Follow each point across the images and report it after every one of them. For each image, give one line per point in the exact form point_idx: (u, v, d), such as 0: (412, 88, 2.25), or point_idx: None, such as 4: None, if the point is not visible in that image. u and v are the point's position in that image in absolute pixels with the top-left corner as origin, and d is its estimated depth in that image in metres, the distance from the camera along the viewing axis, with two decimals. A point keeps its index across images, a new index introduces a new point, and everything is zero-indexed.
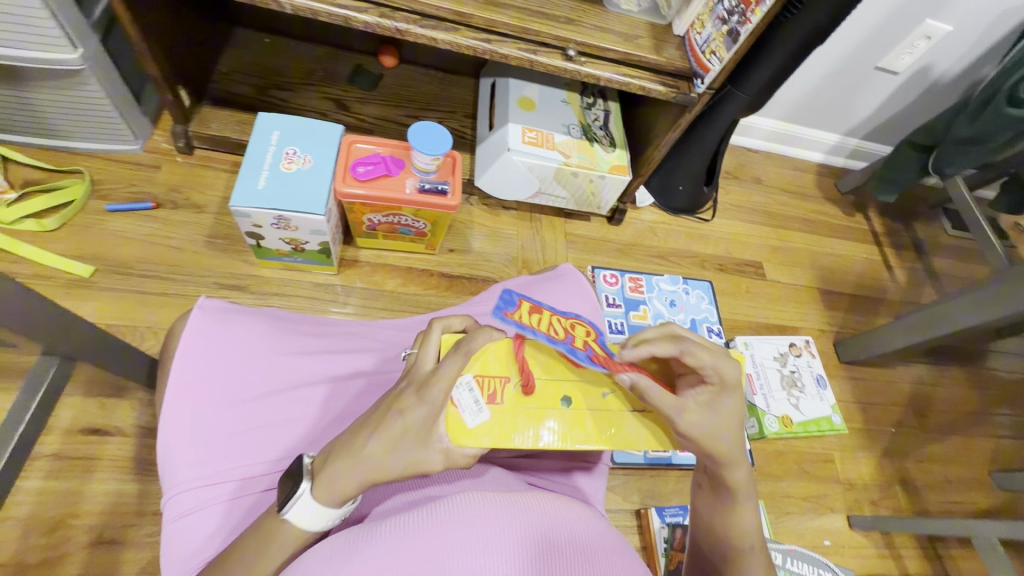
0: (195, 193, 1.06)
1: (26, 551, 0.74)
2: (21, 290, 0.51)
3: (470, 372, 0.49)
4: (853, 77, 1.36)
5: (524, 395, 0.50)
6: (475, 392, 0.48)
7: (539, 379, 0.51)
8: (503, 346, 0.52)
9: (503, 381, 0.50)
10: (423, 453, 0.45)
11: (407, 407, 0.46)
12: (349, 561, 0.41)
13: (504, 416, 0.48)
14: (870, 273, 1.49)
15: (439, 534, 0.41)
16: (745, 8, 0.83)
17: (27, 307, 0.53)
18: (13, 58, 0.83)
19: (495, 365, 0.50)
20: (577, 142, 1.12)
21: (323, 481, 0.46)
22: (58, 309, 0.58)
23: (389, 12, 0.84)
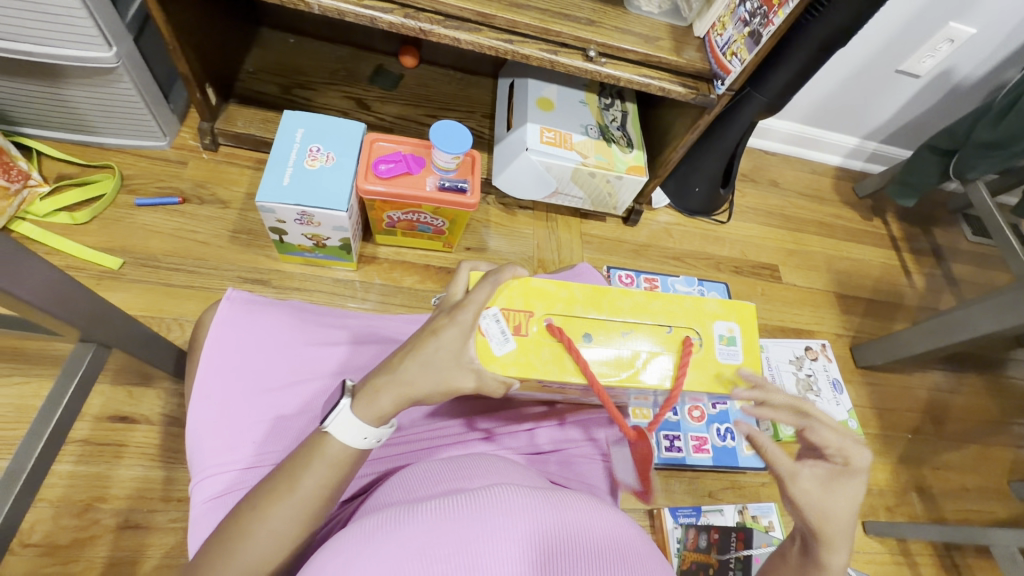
0: (220, 189, 1.09)
1: (58, 532, 0.76)
2: (62, 277, 0.53)
3: (496, 305, 0.51)
4: (874, 80, 1.35)
5: (547, 331, 0.51)
6: (501, 323, 0.50)
7: (561, 318, 0.52)
8: (525, 284, 0.53)
9: (526, 316, 0.51)
10: (455, 371, 0.47)
11: (439, 327, 0.48)
12: (386, 538, 0.41)
13: (527, 347, 0.50)
14: (888, 278, 1.48)
15: (477, 521, 0.41)
16: (767, 10, 0.83)
17: (67, 293, 0.55)
18: (52, 55, 0.86)
19: (519, 300, 0.52)
20: (594, 142, 1.12)
21: (363, 397, 0.48)
22: (95, 297, 0.60)
23: (413, 12, 0.85)
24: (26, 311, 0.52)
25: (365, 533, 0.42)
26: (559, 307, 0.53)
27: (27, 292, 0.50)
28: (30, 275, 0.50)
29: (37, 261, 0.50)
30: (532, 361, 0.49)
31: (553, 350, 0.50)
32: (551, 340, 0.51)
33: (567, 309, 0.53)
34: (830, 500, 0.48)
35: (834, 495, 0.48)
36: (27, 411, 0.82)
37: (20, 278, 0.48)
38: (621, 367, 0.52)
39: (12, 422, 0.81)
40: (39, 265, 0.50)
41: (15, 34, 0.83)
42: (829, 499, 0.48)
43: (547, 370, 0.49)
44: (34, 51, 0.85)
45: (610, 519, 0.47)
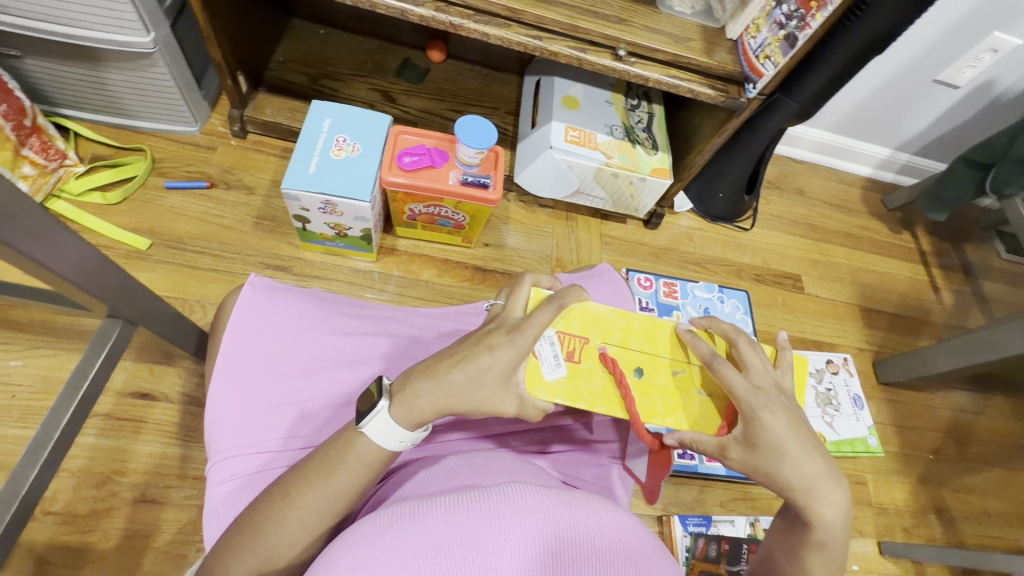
0: (246, 175, 1.11)
1: (78, 502, 0.78)
2: (94, 254, 0.55)
3: (555, 329, 0.56)
4: (910, 90, 1.31)
5: (600, 359, 0.56)
6: (556, 348, 0.54)
7: (615, 347, 0.57)
8: (585, 310, 0.58)
9: (582, 342, 0.56)
10: (502, 395, 0.48)
11: (496, 344, 0.48)
12: (402, 530, 0.40)
13: (578, 373, 0.54)
14: (915, 294, 1.44)
15: (492, 517, 0.41)
16: (804, 13, 0.82)
17: (97, 270, 0.56)
18: (92, 39, 0.89)
19: (577, 326, 0.57)
20: (619, 143, 1.11)
21: (405, 399, 0.48)
22: (124, 275, 0.61)
23: (444, 6, 0.86)
24: (59, 284, 0.54)
25: (378, 525, 0.41)
26: (614, 336, 0.58)
27: (60, 265, 0.51)
28: (65, 249, 0.51)
29: (72, 236, 0.52)
30: (580, 389, 0.54)
31: (602, 381, 0.55)
32: (600, 369, 0.55)
33: (618, 340, 0.58)
34: (764, 453, 0.51)
35: (762, 447, 0.51)
36: (54, 383, 0.84)
37: (55, 251, 0.50)
38: (661, 405, 0.56)
39: (40, 392, 0.83)
40: (73, 240, 0.52)
41: (58, 17, 0.86)
42: (761, 456, 0.51)
43: (594, 401, 0.54)
44: (76, 34, 0.88)
45: (625, 523, 0.47)
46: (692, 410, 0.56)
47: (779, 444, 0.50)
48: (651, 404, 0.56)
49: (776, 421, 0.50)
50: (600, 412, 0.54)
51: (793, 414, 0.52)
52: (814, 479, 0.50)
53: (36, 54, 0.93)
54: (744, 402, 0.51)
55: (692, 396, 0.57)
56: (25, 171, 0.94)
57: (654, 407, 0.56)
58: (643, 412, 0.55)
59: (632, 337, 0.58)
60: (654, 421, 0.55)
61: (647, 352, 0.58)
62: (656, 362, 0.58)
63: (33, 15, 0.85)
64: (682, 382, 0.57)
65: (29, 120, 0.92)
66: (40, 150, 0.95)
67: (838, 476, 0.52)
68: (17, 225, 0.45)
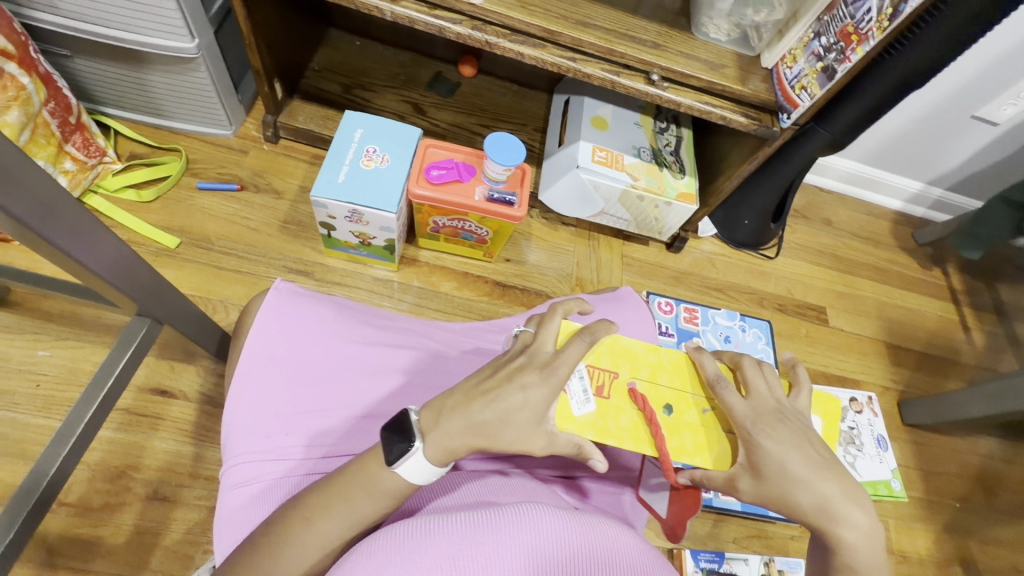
0: (276, 180, 1.13)
1: (92, 495, 0.79)
2: (130, 254, 0.56)
3: (585, 361, 0.55)
4: (946, 125, 1.29)
5: (629, 395, 0.55)
6: (585, 382, 0.53)
7: (644, 383, 0.56)
8: (614, 342, 0.57)
9: (611, 376, 0.55)
10: (532, 434, 0.47)
11: (527, 383, 0.47)
12: (419, 547, 0.39)
13: (607, 409, 0.53)
14: (944, 333, 1.40)
15: (510, 534, 0.40)
16: (844, 46, 0.80)
17: (130, 270, 0.57)
18: (140, 43, 0.92)
19: (606, 359, 0.56)
20: (646, 165, 1.11)
21: (435, 437, 0.47)
22: (155, 276, 0.62)
23: (481, 24, 0.87)
24: (93, 282, 0.55)
25: (397, 538, 0.40)
26: (644, 371, 0.57)
27: (96, 265, 0.52)
28: (103, 248, 0.52)
29: (109, 235, 0.53)
30: (609, 425, 0.53)
31: (631, 418, 0.54)
32: (629, 405, 0.54)
33: (647, 376, 0.57)
34: (772, 481, 0.50)
35: (769, 475, 0.50)
36: (78, 374, 0.86)
37: (92, 250, 0.51)
38: (691, 444, 0.54)
39: (64, 383, 0.85)
40: (110, 239, 0.53)
41: (109, 21, 0.89)
42: (770, 483, 0.50)
43: (622, 437, 0.52)
44: (126, 38, 0.91)
45: (640, 543, 0.46)
46: (722, 450, 0.54)
47: (784, 469, 0.49)
48: (680, 443, 0.54)
49: (776, 443, 0.50)
50: (628, 449, 0.53)
51: (797, 435, 0.51)
52: (828, 502, 0.49)
53: (84, 54, 0.96)
54: (744, 427, 0.52)
55: (722, 435, 0.55)
56: (66, 167, 0.96)
57: (684, 446, 0.54)
58: (672, 450, 0.54)
59: (661, 373, 0.57)
60: (684, 461, 0.54)
61: (676, 389, 0.57)
62: (686, 399, 0.56)
63: (85, 18, 0.89)
64: (711, 422, 0.56)
65: (74, 117, 0.95)
66: (81, 146, 0.98)
67: (856, 495, 0.50)
68: (59, 224, 0.46)
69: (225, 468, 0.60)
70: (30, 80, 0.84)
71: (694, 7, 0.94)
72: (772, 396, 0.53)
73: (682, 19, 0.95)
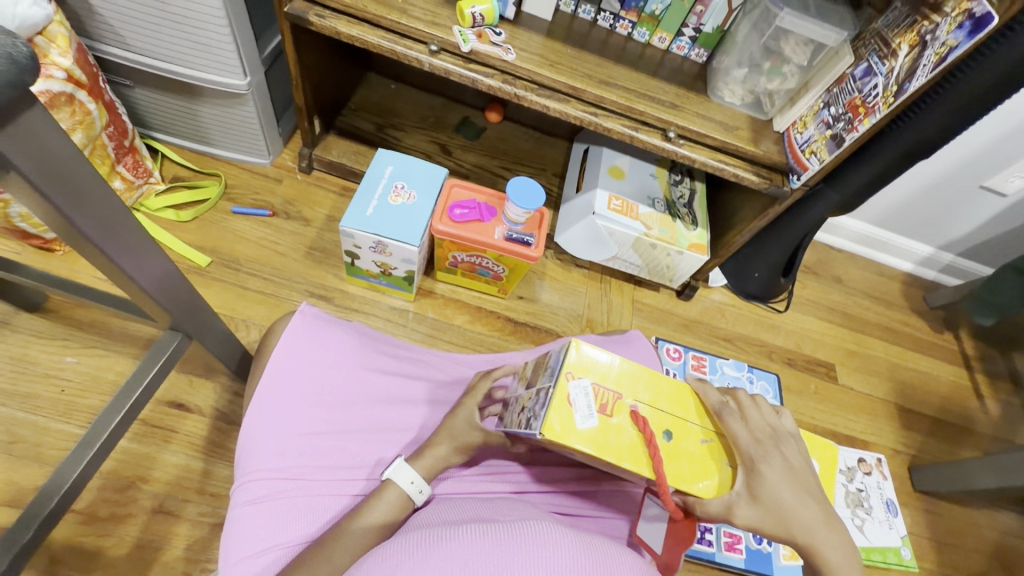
0: (306, 208, 1.19)
1: (100, 504, 0.80)
2: (173, 271, 0.60)
3: (589, 378, 0.55)
4: (955, 193, 1.32)
5: (631, 415, 0.55)
6: (589, 398, 0.53)
7: (647, 407, 0.56)
8: (619, 363, 0.57)
9: (614, 396, 0.55)
10: None
11: None
12: (428, 555, 0.41)
13: (609, 427, 0.54)
14: (957, 399, 1.38)
15: (516, 548, 0.42)
16: (852, 116, 0.85)
17: (171, 286, 0.61)
18: (198, 78, 1.00)
19: (611, 379, 0.56)
20: (660, 215, 1.15)
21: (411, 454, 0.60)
22: (192, 293, 0.66)
23: (511, 79, 0.93)
24: (137, 295, 0.58)
25: (409, 545, 0.43)
26: (647, 395, 0.57)
27: (143, 279, 0.56)
28: (151, 265, 0.56)
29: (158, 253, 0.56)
30: (609, 442, 0.53)
31: (631, 438, 0.54)
32: (631, 426, 0.54)
33: (649, 399, 0.57)
34: (770, 507, 0.53)
35: (767, 502, 0.53)
36: (100, 382, 0.89)
37: (142, 266, 0.55)
38: (688, 471, 0.55)
39: (86, 390, 0.87)
40: (159, 257, 0.56)
41: (172, 58, 0.97)
42: (767, 510, 0.53)
43: (622, 456, 0.52)
44: (185, 73, 0.99)
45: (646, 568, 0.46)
46: (719, 481, 0.55)
47: (778, 496, 0.53)
48: (679, 468, 0.54)
49: (775, 471, 0.54)
50: (626, 468, 0.53)
51: (788, 464, 0.56)
52: (803, 528, 0.54)
53: (144, 84, 1.04)
54: (745, 454, 0.55)
55: (726, 466, 0.56)
56: (116, 185, 1.03)
57: (680, 472, 0.54)
58: (670, 477, 0.54)
59: (663, 399, 0.57)
60: (681, 487, 0.54)
61: (676, 416, 0.57)
62: (685, 427, 0.57)
63: (151, 54, 0.97)
64: (707, 453, 0.56)
65: (129, 141, 1.02)
66: (132, 167, 1.05)
67: (834, 521, 0.56)
68: (119, 242, 0.50)
69: (236, 484, 0.61)
70: (100, 116, 0.92)
71: (711, 73, 1.01)
72: (769, 426, 0.58)
73: (699, 83, 1.01)
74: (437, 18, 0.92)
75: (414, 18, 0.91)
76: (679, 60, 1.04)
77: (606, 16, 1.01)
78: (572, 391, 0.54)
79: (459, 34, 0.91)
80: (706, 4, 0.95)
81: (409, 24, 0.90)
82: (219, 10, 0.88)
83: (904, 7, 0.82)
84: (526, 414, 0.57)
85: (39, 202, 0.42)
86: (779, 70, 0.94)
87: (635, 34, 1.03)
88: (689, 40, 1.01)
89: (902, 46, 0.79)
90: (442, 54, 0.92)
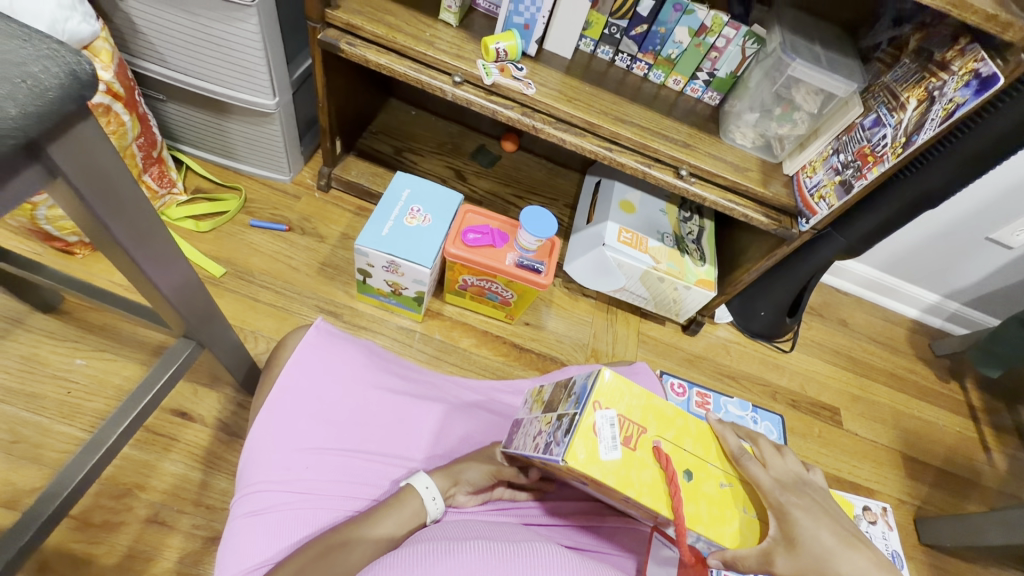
0: (321, 225, 1.21)
1: (94, 510, 0.79)
2: (195, 278, 0.61)
3: (615, 409, 0.55)
4: (961, 243, 1.34)
5: (653, 450, 0.55)
6: (614, 429, 0.54)
7: (670, 443, 0.56)
8: (645, 397, 0.58)
9: (639, 429, 0.55)
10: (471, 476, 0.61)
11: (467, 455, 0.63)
12: (439, 566, 0.43)
13: (632, 459, 0.54)
14: (964, 451, 1.36)
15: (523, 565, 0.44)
16: (860, 164, 0.87)
17: (190, 293, 0.62)
18: (230, 96, 1.04)
19: (638, 414, 0.56)
20: (669, 250, 1.17)
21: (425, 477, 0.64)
22: (209, 302, 0.67)
23: (530, 111, 0.97)
24: (157, 302, 0.60)
25: (420, 556, 0.44)
26: (670, 432, 0.57)
27: (165, 286, 0.57)
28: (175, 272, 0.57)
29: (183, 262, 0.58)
30: (631, 475, 0.53)
31: (652, 474, 0.54)
32: (653, 463, 0.54)
33: (673, 436, 0.57)
34: (809, 556, 0.51)
35: (803, 549, 0.51)
36: (106, 386, 0.89)
37: (166, 274, 0.56)
38: (706, 513, 0.55)
39: (91, 393, 0.88)
40: (183, 266, 0.58)
41: (206, 76, 1.01)
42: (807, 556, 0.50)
43: (641, 491, 0.53)
44: (218, 91, 1.03)
45: None
46: (733, 527, 0.55)
47: (817, 542, 0.51)
48: (696, 509, 0.54)
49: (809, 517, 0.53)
50: (645, 503, 0.53)
51: (822, 507, 0.55)
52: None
53: (176, 99, 1.08)
54: (772, 498, 0.55)
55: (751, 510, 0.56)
56: None
57: (697, 512, 0.54)
58: (688, 518, 0.53)
59: (684, 438, 0.57)
60: (697, 529, 0.54)
61: (697, 456, 0.57)
62: (704, 468, 0.57)
63: (187, 71, 1.01)
64: (726, 497, 0.56)
65: (156, 152, 1.04)
66: (157, 177, 1.08)
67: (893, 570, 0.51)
68: (149, 249, 0.52)
69: (237, 494, 0.61)
70: (133, 126, 0.95)
71: (723, 116, 1.04)
72: (791, 473, 0.58)
73: (711, 125, 1.04)
74: (462, 51, 0.96)
75: (440, 50, 0.95)
76: (692, 101, 1.07)
77: (624, 57, 1.05)
78: (599, 421, 0.54)
79: (482, 67, 0.95)
80: (721, 50, 0.99)
81: (436, 55, 0.94)
82: (256, 34, 0.92)
83: (913, 63, 0.85)
84: (545, 440, 0.57)
85: (79, 208, 0.43)
86: (790, 116, 0.97)
87: (651, 76, 1.07)
88: (703, 84, 1.05)
89: (909, 100, 0.82)
90: (465, 85, 0.96)
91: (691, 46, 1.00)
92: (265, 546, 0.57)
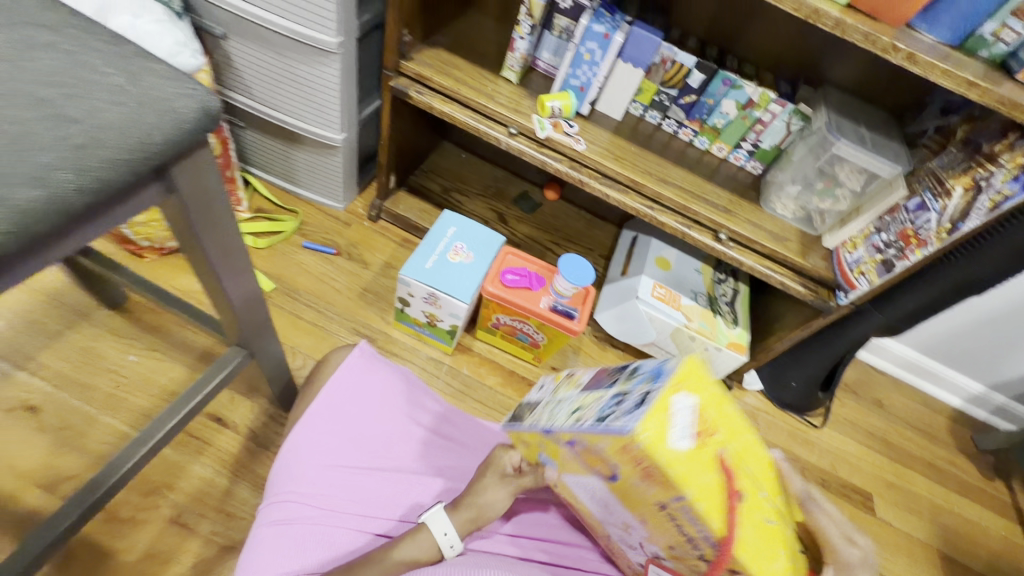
0: (367, 252, 1.27)
1: (124, 504, 0.82)
2: (260, 297, 0.68)
3: (695, 400, 0.52)
4: (1008, 334, 1.30)
5: (720, 460, 0.50)
6: (690, 417, 0.50)
7: (737, 460, 0.51)
8: (724, 405, 0.54)
9: (713, 432, 0.51)
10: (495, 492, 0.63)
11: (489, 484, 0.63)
12: None
13: (697, 456, 0.50)
14: (1009, 558, 1.26)
15: None
16: (903, 245, 0.88)
17: (252, 307, 0.69)
18: (302, 128, 1.13)
19: (712, 414, 0.52)
20: (701, 310, 1.17)
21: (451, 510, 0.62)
22: (267, 318, 0.73)
23: (578, 165, 1.02)
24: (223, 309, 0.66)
25: None
26: (738, 446, 0.52)
27: (236, 298, 0.63)
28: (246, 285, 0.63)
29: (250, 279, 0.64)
30: (693, 474, 0.49)
31: (711, 481, 0.50)
32: (715, 470, 0.50)
33: (736, 450, 0.52)
34: None
35: None
36: (152, 384, 0.93)
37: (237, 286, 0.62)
38: (754, 543, 0.49)
39: (138, 390, 0.92)
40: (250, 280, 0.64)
41: (284, 109, 1.11)
42: None
43: (697, 496, 0.49)
44: (293, 123, 1.13)
45: None
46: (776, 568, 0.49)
47: None
48: (746, 535, 0.49)
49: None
50: (699, 510, 0.49)
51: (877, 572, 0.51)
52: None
53: (254, 127, 1.19)
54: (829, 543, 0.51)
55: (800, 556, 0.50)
56: None
57: (744, 541, 0.49)
58: (736, 541, 0.49)
59: (751, 459, 0.53)
60: (739, 556, 0.49)
61: (758, 482, 0.52)
62: (765, 498, 0.52)
63: (269, 104, 1.12)
64: (772, 534, 0.50)
65: (230, 173, 1.14)
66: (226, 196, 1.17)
67: None
68: (228, 264, 0.58)
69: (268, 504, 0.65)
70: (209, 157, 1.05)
71: (765, 185, 1.07)
72: (847, 539, 0.52)
73: (752, 193, 1.07)
74: (519, 106, 1.03)
75: (499, 103, 1.02)
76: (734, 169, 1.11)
77: (671, 123, 1.11)
78: (676, 405, 0.51)
79: (536, 122, 1.01)
80: (766, 124, 1.03)
81: (495, 108, 1.01)
82: (336, 76, 1.02)
83: (960, 153, 0.86)
84: (604, 411, 0.55)
85: (183, 223, 0.53)
86: (832, 192, 0.99)
87: (696, 142, 1.12)
88: (746, 153, 1.09)
89: (955, 186, 0.82)
90: (519, 137, 1.02)
91: (737, 118, 1.04)
92: (287, 556, 0.60)
